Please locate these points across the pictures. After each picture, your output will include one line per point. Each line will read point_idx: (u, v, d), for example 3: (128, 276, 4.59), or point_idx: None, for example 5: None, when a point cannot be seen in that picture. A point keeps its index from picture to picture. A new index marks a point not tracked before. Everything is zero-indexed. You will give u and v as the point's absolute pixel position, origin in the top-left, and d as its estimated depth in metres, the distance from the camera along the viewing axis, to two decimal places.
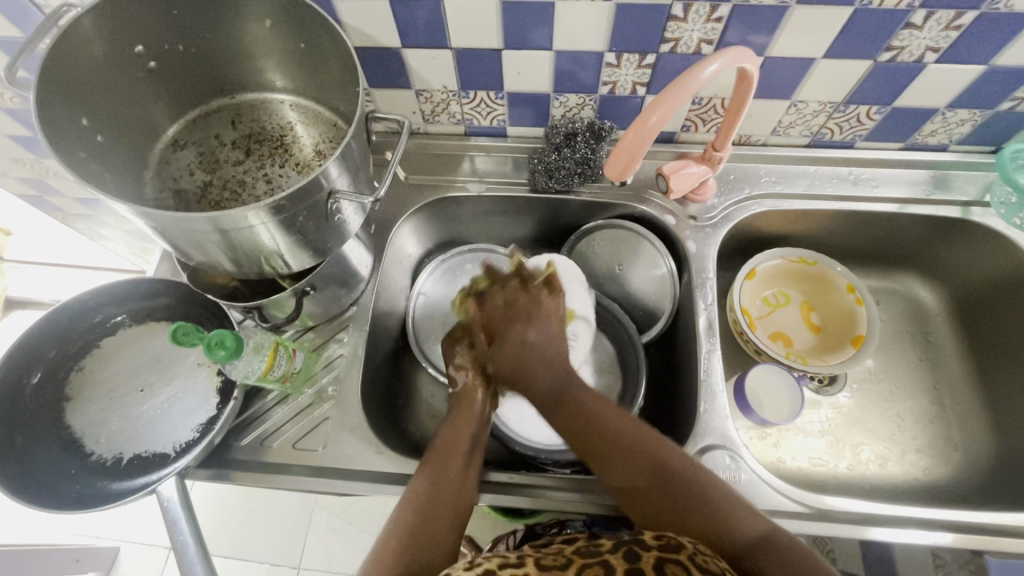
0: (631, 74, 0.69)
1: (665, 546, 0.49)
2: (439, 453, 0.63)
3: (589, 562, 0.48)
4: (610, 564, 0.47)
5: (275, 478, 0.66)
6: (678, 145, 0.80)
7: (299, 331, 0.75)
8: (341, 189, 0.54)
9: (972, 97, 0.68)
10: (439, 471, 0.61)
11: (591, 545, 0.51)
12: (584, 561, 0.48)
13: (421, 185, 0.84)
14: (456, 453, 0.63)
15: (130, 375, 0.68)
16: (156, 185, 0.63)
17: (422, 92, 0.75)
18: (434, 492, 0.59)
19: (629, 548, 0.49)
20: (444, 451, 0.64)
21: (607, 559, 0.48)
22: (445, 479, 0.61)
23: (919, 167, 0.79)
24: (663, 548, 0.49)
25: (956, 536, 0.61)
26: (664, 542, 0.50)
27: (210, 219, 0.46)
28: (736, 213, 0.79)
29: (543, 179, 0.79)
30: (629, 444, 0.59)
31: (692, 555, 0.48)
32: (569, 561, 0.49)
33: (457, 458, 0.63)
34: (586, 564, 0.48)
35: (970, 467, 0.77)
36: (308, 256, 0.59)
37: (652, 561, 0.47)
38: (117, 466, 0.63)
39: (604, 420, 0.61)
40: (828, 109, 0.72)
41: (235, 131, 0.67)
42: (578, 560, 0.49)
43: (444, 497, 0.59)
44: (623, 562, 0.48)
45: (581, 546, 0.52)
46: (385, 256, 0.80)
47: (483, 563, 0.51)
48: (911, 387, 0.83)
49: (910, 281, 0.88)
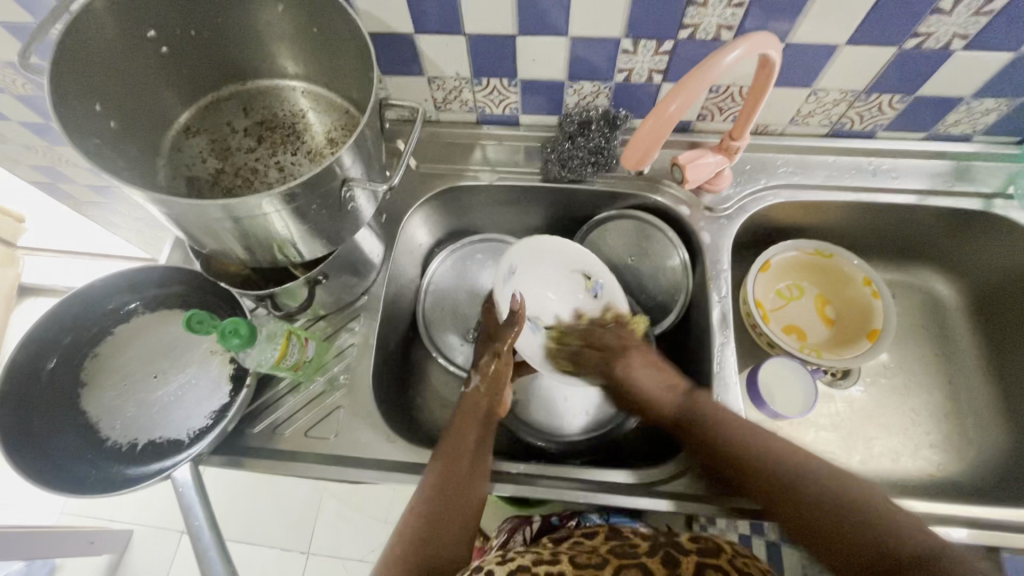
0: (647, 61, 0.67)
1: (702, 549, 0.52)
2: (449, 446, 0.63)
3: (626, 562, 0.51)
4: (648, 566, 0.50)
5: (288, 465, 0.66)
6: (693, 134, 0.79)
7: (311, 320, 0.75)
8: (354, 177, 0.53)
9: (997, 86, 0.66)
10: (445, 477, 0.60)
11: (627, 547, 0.54)
12: (622, 563, 0.51)
13: (433, 174, 0.83)
14: (464, 446, 0.63)
15: (144, 362, 0.68)
16: (169, 172, 0.62)
17: (435, 79, 0.74)
18: (439, 499, 0.58)
19: (666, 552, 0.52)
20: (451, 456, 0.62)
21: (644, 561, 0.51)
22: (456, 475, 0.60)
23: (941, 158, 0.77)
24: (700, 552, 0.51)
25: (970, 533, 0.61)
26: (701, 545, 0.52)
27: (224, 206, 0.46)
28: (752, 204, 0.78)
29: (556, 169, 0.78)
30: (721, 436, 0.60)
31: (730, 558, 0.51)
32: (605, 562, 0.52)
33: (465, 460, 0.62)
34: (624, 565, 0.51)
35: (984, 462, 0.76)
36: (321, 244, 0.59)
37: (692, 565, 0.49)
38: (131, 452, 0.63)
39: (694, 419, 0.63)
40: (848, 98, 0.71)
41: (247, 118, 0.67)
42: (614, 561, 0.52)
43: (450, 506, 0.59)
44: (661, 566, 0.50)
45: (616, 547, 0.54)
46: (397, 245, 0.80)
47: (517, 561, 0.54)
48: (926, 382, 0.82)
49: (926, 274, 0.87)
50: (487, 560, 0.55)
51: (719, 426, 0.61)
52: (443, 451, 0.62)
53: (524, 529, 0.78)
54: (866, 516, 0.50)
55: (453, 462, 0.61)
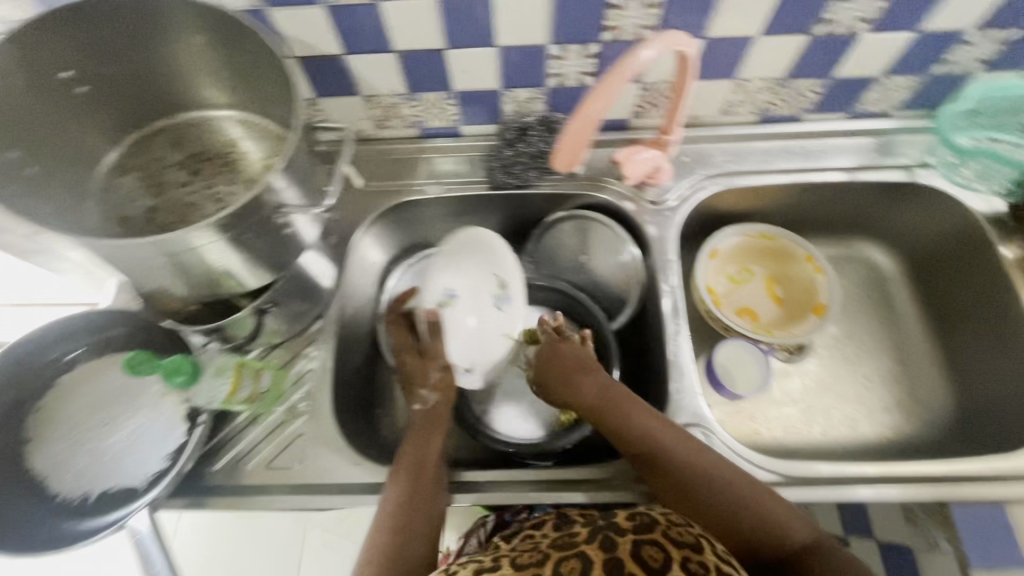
0: (576, 65, 0.69)
1: (638, 527, 0.51)
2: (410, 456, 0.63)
3: (565, 555, 0.49)
4: (586, 554, 0.48)
5: (252, 500, 0.65)
6: (631, 131, 0.81)
7: (265, 349, 0.72)
8: (287, 203, 0.53)
9: (906, 64, 0.70)
10: (411, 488, 0.60)
11: (567, 538, 0.52)
12: (561, 555, 0.49)
13: (380, 191, 0.83)
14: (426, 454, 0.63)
15: (93, 411, 0.66)
16: (99, 214, 0.61)
17: (371, 97, 0.74)
18: (402, 513, 0.58)
19: (604, 535, 0.50)
20: (415, 472, 0.62)
21: (583, 550, 0.48)
22: (417, 489, 0.60)
23: (864, 135, 0.81)
24: (636, 530, 0.50)
25: (920, 490, 0.62)
26: (638, 522, 0.51)
27: (154, 243, 0.46)
28: (693, 194, 0.80)
29: (501, 175, 0.79)
30: (670, 458, 0.60)
31: (666, 530, 0.50)
32: (545, 558, 0.49)
33: (427, 467, 0.62)
34: (563, 558, 0.48)
35: (934, 420, 0.80)
36: (263, 271, 0.59)
37: (629, 545, 0.48)
38: (85, 504, 0.61)
39: (653, 443, 0.60)
40: (771, 86, 0.74)
41: (179, 152, 0.66)
42: (553, 556, 0.49)
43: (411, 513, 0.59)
44: (599, 550, 0.48)
45: (556, 541, 0.52)
46: (349, 265, 0.79)
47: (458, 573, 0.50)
48: (874, 350, 0.86)
49: (865, 246, 0.91)
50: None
51: (644, 434, 0.61)
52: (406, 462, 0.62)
53: (479, 530, 0.79)
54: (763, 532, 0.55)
55: (416, 479, 0.61)
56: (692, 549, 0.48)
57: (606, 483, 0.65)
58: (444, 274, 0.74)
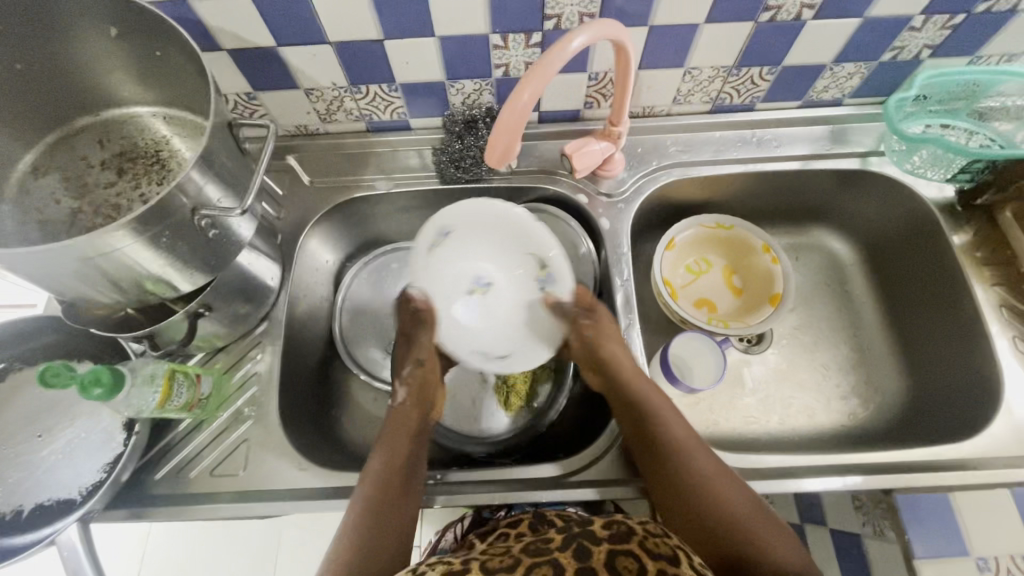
0: (521, 54, 0.67)
1: (614, 535, 0.50)
2: (388, 452, 0.61)
3: (538, 560, 0.47)
4: (559, 562, 0.47)
5: (196, 509, 0.63)
6: (584, 122, 0.79)
7: (209, 354, 0.71)
8: (205, 203, 0.51)
9: (854, 50, 0.69)
10: (383, 489, 0.58)
11: (540, 542, 0.51)
12: (533, 561, 0.47)
13: (328, 187, 0.81)
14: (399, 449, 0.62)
15: (24, 423, 0.63)
16: (18, 218, 0.58)
17: (312, 90, 0.72)
18: (374, 511, 0.56)
19: (578, 543, 0.49)
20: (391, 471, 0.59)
21: (555, 557, 0.47)
22: (390, 491, 0.58)
23: (818, 123, 0.80)
24: (612, 538, 0.49)
25: (863, 479, 0.61)
26: (614, 531, 0.50)
27: (59, 249, 0.43)
28: (647, 185, 0.79)
29: (450, 169, 0.77)
30: (679, 455, 0.58)
31: (642, 540, 0.49)
32: (517, 563, 0.48)
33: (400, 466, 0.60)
34: (536, 564, 0.47)
35: (889, 405, 0.80)
36: (193, 274, 0.56)
37: (603, 554, 0.47)
38: (16, 519, 0.59)
39: (665, 434, 0.59)
40: (721, 74, 0.72)
41: (105, 151, 0.63)
42: (526, 561, 0.48)
43: (381, 514, 0.56)
44: (573, 559, 0.47)
45: (529, 545, 0.51)
46: (296, 265, 0.77)
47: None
48: (832, 337, 0.86)
49: (823, 235, 0.91)
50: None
51: (660, 425, 0.60)
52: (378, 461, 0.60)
53: (457, 525, 0.75)
54: (753, 552, 0.51)
55: (389, 479, 0.59)
56: (666, 559, 0.47)
57: (546, 482, 0.64)
58: (480, 256, 0.68)
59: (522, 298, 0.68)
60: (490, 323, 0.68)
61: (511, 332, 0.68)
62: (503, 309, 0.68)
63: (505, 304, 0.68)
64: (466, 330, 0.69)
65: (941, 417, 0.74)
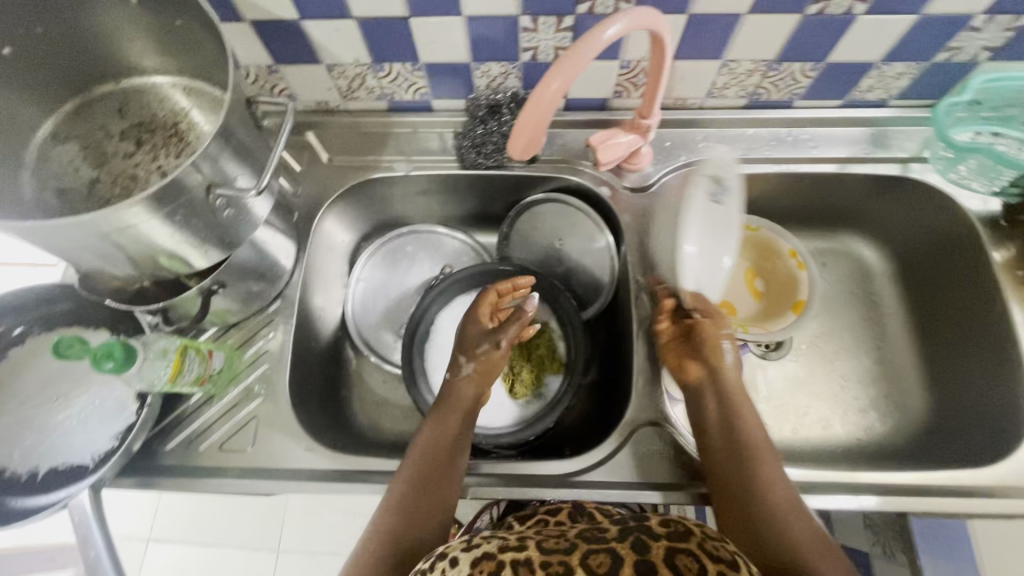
0: (550, 38, 0.64)
1: (671, 533, 0.49)
2: (435, 435, 0.62)
3: (595, 548, 0.47)
4: (617, 552, 0.46)
5: (205, 482, 0.64)
6: (611, 112, 0.76)
7: (222, 329, 0.72)
8: (218, 182, 0.50)
9: (906, 49, 0.65)
10: (429, 471, 0.60)
11: (596, 532, 0.51)
12: (589, 547, 0.47)
13: (346, 167, 0.79)
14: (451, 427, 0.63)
15: (40, 387, 0.64)
16: (36, 185, 0.58)
17: (334, 67, 0.70)
18: (417, 491, 0.58)
19: (635, 537, 0.49)
20: (434, 457, 0.61)
21: (612, 547, 0.47)
22: (433, 476, 0.59)
23: (859, 125, 0.76)
24: (670, 537, 0.48)
25: (882, 500, 0.60)
26: (672, 529, 0.50)
27: (74, 223, 0.43)
28: (674, 181, 0.76)
29: (472, 154, 0.76)
30: (753, 463, 0.56)
31: (702, 542, 0.48)
32: (572, 546, 0.48)
33: (445, 450, 0.61)
34: (592, 551, 0.47)
35: (909, 422, 0.78)
36: (208, 251, 0.56)
37: (662, 550, 0.46)
38: (32, 481, 0.60)
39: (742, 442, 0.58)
40: (760, 68, 0.69)
41: (124, 121, 0.62)
42: (581, 547, 0.48)
43: (425, 495, 0.58)
44: (630, 550, 0.47)
45: (585, 532, 0.51)
46: (311, 244, 0.76)
47: (483, 548, 0.49)
48: (854, 348, 0.83)
49: (855, 242, 0.87)
50: (451, 546, 0.50)
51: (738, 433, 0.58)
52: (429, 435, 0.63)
53: (493, 508, 0.82)
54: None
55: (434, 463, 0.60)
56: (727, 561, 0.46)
57: (555, 480, 0.64)
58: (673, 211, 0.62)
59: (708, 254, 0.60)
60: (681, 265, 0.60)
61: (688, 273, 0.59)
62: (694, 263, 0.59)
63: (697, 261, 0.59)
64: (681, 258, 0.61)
65: (963, 438, 0.71)
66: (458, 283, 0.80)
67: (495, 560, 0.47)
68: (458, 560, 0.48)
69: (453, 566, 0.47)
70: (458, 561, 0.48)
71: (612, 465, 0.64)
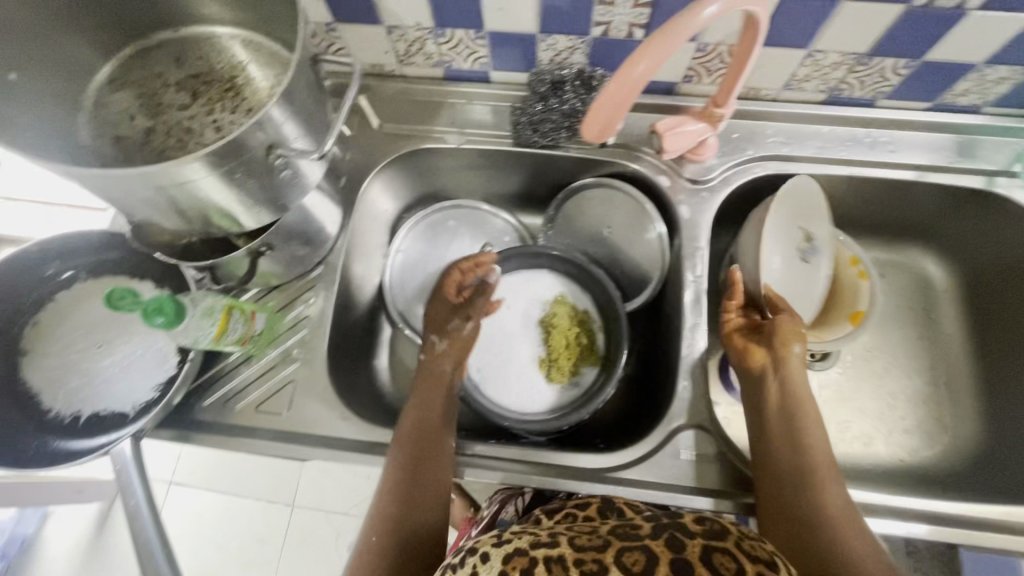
0: (627, 14, 0.60)
1: (708, 531, 0.46)
2: (418, 412, 0.63)
3: (628, 545, 0.44)
4: (651, 549, 0.43)
5: (239, 440, 0.64)
6: (679, 97, 0.72)
7: (264, 291, 0.71)
8: (283, 142, 0.48)
9: (1015, 52, 0.59)
10: (417, 447, 0.61)
11: (627, 527, 0.48)
12: (622, 544, 0.44)
13: (396, 134, 0.77)
14: (435, 409, 0.64)
15: (85, 332, 0.65)
16: (92, 131, 0.57)
17: (394, 29, 0.67)
18: (408, 468, 0.59)
19: (670, 534, 0.46)
20: (419, 433, 0.62)
21: (646, 544, 0.44)
22: (420, 452, 0.60)
23: (944, 130, 0.71)
24: (707, 534, 0.45)
25: (930, 529, 0.59)
26: (708, 527, 0.46)
27: (137, 174, 0.42)
28: (737, 175, 0.72)
29: (528, 132, 0.72)
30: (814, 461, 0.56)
31: (739, 541, 0.45)
32: (606, 543, 0.45)
33: (429, 427, 0.62)
34: (626, 548, 0.44)
35: (957, 448, 0.74)
36: (261, 212, 0.55)
37: (698, 548, 0.43)
38: (75, 424, 0.61)
39: (806, 440, 0.57)
40: (849, 61, 0.64)
41: (181, 71, 0.61)
42: (615, 544, 0.45)
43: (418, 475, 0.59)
44: (666, 549, 0.43)
45: (616, 528, 0.48)
46: (356, 211, 0.75)
47: (514, 544, 0.47)
48: (905, 366, 0.80)
49: (919, 255, 0.83)
50: (483, 541, 0.49)
51: (806, 431, 0.57)
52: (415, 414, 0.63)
53: (516, 500, 0.77)
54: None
55: (421, 439, 0.61)
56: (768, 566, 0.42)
57: (588, 474, 0.63)
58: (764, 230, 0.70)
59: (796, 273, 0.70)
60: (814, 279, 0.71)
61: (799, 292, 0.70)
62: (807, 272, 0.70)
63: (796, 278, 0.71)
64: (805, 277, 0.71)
65: (1015, 472, 0.68)
66: (500, 263, 0.78)
67: (529, 557, 0.45)
68: (490, 556, 0.46)
69: (485, 561, 0.46)
70: (490, 557, 0.46)
71: (649, 465, 0.63)
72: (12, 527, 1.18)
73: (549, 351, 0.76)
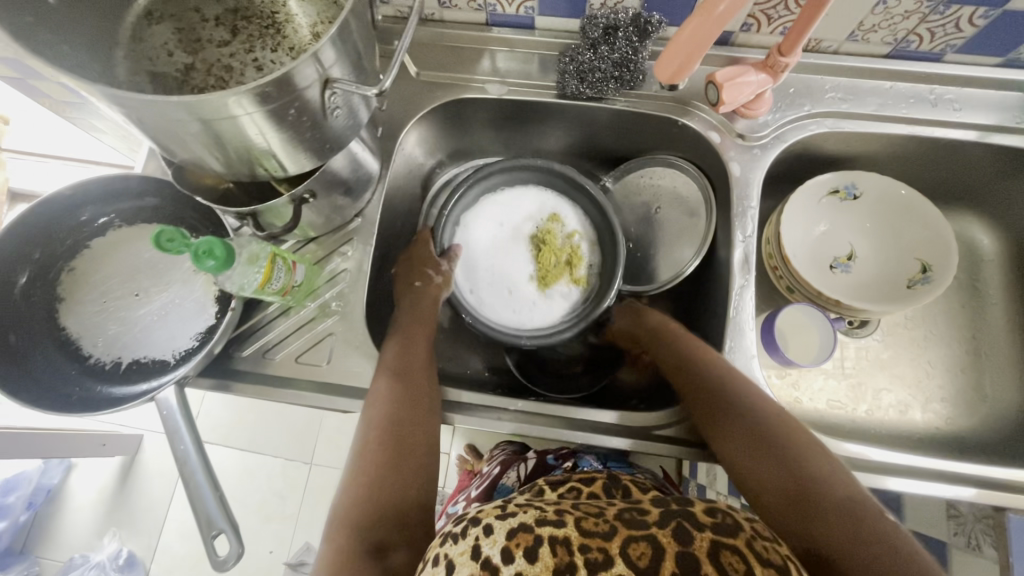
0: None
1: (717, 525, 0.41)
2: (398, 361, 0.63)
3: (634, 534, 0.40)
4: (658, 540, 0.39)
5: (279, 391, 0.64)
6: (735, 48, 0.69)
7: (300, 242, 0.70)
8: (337, 78, 0.46)
9: None
10: (403, 396, 0.60)
11: (632, 510, 0.43)
12: (628, 534, 0.40)
13: (435, 82, 0.74)
14: (416, 372, 0.63)
15: (123, 279, 0.64)
16: (129, 67, 0.55)
17: None
18: (395, 415, 0.58)
19: (678, 522, 0.41)
20: (401, 377, 0.61)
21: (653, 534, 0.40)
22: (402, 404, 0.59)
23: (1012, 89, 0.68)
24: (716, 528, 0.40)
25: (977, 492, 0.59)
26: (716, 518, 0.42)
27: (189, 107, 0.40)
28: (791, 132, 0.70)
29: (574, 83, 0.69)
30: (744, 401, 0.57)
31: (750, 539, 0.40)
32: (611, 530, 0.41)
33: (416, 379, 0.62)
34: (633, 537, 0.40)
35: (996, 418, 0.74)
36: (306, 157, 0.53)
37: (706, 543, 0.39)
38: (116, 370, 0.61)
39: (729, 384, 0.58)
40: (923, 10, 0.60)
41: (218, 5, 0.58)
42: (620, 530, 0.41)
43: (405, 429, 0.58)
44: (672, 542, 0.39)
45: (621, 510, 0.44)
46: (393, 164, 0.72)
47: (519, 518, 0.43)
48: (946, 334, 0.78)
49: (968, 222, 0.81)
50: (485, 510, 0.44)
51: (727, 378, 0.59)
52: (386, 377, 0.61)
53: (518, 466, 0.74)
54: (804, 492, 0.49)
55: (403, 389, 0.60)
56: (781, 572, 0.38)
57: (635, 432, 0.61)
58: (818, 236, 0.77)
59: (856, 279, 0.75)
60: (877, 278, 0.75)
61: (862, 291, 0.75)
62: (869, 274, 0.75)
63: (863, 282, 0.75)
64: (861, 277, 0.76)
65: None
66: (483, 180, 0.75)
67: (532, 535, 0.40)
68: (493, 528, 0.42)
69: (487, 533, 0.42)
70: (493, 529, 0.42)
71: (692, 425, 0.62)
72: (38, 477, 1.20)
73: (539, 269, 0.74)
